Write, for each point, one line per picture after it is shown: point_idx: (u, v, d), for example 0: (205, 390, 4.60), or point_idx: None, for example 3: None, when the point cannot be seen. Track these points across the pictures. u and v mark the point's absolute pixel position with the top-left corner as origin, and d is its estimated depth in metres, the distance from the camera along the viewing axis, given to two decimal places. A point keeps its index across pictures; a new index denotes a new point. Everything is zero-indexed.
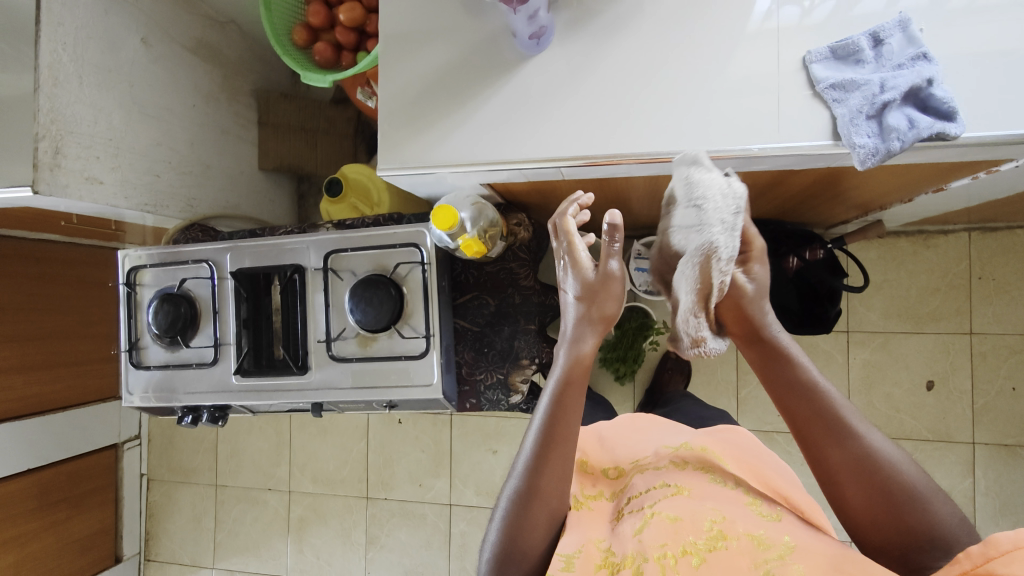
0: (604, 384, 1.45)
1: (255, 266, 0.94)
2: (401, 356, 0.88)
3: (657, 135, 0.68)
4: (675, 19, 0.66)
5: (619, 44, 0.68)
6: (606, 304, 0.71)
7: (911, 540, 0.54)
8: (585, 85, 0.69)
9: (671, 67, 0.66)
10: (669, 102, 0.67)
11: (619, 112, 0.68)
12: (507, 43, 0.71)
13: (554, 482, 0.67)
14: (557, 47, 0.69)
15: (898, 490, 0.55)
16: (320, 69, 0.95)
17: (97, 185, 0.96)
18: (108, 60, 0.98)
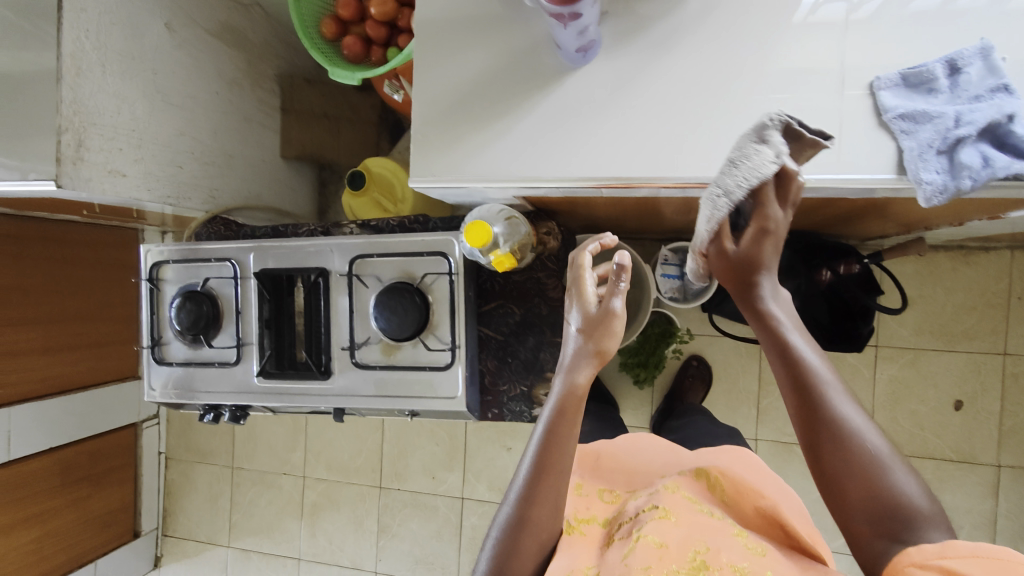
0: (621, 389, 1.43)
1: (278, 267, 0.92)
2: (426, 366, 0.87)
3: (704, 159, 0.64)
4: (730, 36, 0.62)
5: (668, 61, 0.64)
6: (607, 342, 0.69)
7: (886, 520, 0.54)
8: (630, 103, 0.65)
9: (724, 88, 0.63)
10: (718, 125, 0.63)
11: (664, 133, 0.65)
12: (552, 54, 0.67)
13: (544, 514, 0.67)
14: (605, 61, 0.65)
15: (874, 463, 0.55)
16: (349, 65, 0.91)
17: (119, 178, 0.95)
18: (131, 47, 0.95)
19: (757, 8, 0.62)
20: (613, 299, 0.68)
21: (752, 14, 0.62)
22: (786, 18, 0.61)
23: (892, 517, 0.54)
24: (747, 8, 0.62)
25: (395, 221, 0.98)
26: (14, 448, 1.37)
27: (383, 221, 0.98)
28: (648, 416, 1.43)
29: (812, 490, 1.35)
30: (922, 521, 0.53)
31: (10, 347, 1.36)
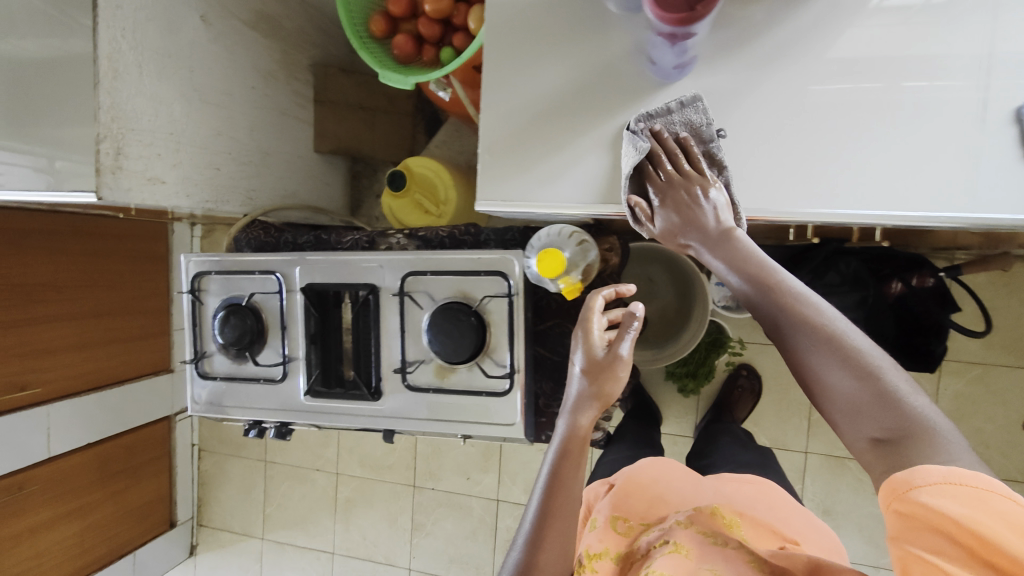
0: (665, 396, 1.39)
1: (326, 282, 0.88)
2: (482, 391, 0.83)
3: (811, 194, 0.62)
4: (838, 63, 0.60)
5: (769, 87, 0.62)
6: (609, 385, 0.69)
7: (866, 416, 0.51)
8: (727, 130, 0.63)
9: (835, 116, 0.61)
10: (823, 157, 0.61)
11: (769, 165, 0.63)
12: (642, 71, 0.64)
13: (554, 556, 0.65)
14: (697, 80, 0.63)
15: (835, 355, 0.53)
16: (399, 66, 0.85)
17: (159, 185, 0.90)
18: (168, 44, 0.89)
19: (874, 26, 0.59)
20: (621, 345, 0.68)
21: (863, 39, 0.59)
22: (897, 46, 0.59)
23: (876, 410, 0.50)
24: (858, 32, 0.59)
25: (444, 231, 0.93)
26: (53, 445, 1.37)
27: (432, 232, 0.94)
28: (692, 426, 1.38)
29: (864, 506, 1.30)
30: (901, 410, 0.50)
31: (45, 345, 1.34)
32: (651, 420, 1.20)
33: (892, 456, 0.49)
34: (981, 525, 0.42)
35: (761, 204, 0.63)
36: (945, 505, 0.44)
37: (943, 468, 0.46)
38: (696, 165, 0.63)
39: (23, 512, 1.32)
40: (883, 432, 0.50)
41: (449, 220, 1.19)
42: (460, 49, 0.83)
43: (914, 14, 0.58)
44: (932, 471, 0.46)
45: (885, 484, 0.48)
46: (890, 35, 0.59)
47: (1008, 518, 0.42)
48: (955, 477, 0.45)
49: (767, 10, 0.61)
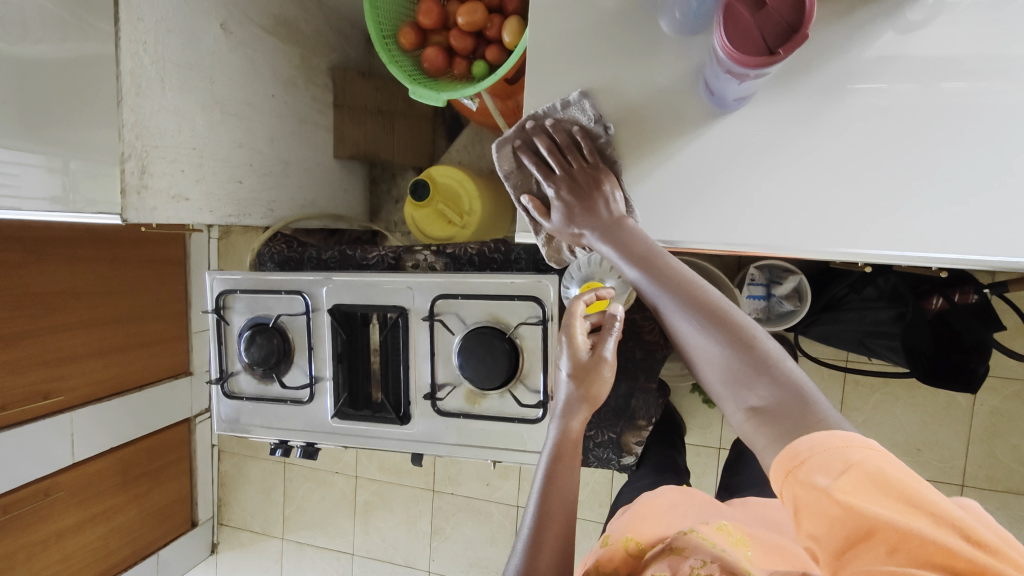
0: (689, 406, 1.37)
1: (354, 304, 0.86)
2: (515, 419, 0.81)
3: (875, 230, 0.59)
4: (907, 94, 0.57)
5: (833, 118, 0.59)
6: (595, 385, 0.67)
7: (744, 385, 0.53)
8: (784, 162, 0.60)
9: (897, 150, 0.58)
10: (889, 192, 0.58)
11: (829, 199, 0.60)
12: (696, 98, 0.62)
13: (555, 562, 0.60)
14: (755, 108, 0.60)
15: (710, 328, 0.56)
16: (430, 80, 0.81)
17: (183, 203, 0.88)
18: (189, 55, 0.86)
19: (945, 57, 0.56)
20: (606, 348, 0.68)
21: (934, 69, 0.56)
22: (968, 78, 0.56)
23: (750, 379, 0.53)
24: (930, 63, 0.56)
25: (473, 249, 0.91)
26: (77, 451, 1.37)
27: (460, 249, 0.92)
28: (717, 437, 1.36)
29: None
30: (771, 379, 0.52)
31: (66, 352, 1.33)
32: (673, 421, 1.26)
33: (766, 424, 0.50)
34: (849, 490, 0.42)
35: (821, 240, 0.60)
36: (817, 479, 0.44)
37: (809, 439, 0.46)
38: (585, 157, 0.66)
39: (50, 516, 1.33)
40: (762, 404, 0.52)
41: (473, 231, 1.16)
42: (494, 63, 0.80)
43: (988, 43, 0.55)
44: (803, 443, 0.46)
45: (774, 463, 0.48)
46: (963, 67, 0.56)
47: (872, 475, 0.42)
48: (821, 446, 0.45)
49: (834, 35, 0.58)
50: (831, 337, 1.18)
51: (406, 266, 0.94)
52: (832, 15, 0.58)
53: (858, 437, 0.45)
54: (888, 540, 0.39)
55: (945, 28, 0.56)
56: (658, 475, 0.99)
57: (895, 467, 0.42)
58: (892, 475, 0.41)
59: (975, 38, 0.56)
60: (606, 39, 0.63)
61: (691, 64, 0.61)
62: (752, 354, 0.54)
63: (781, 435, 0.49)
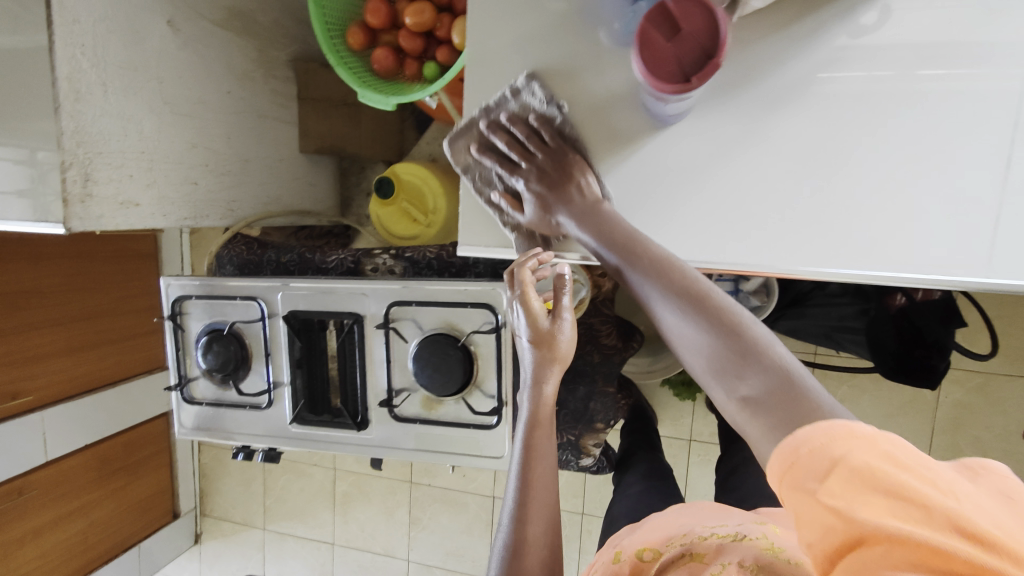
0: (660, 399, 1.38)
1: (309, 311, 0.85)
2: (470, 425, 0.81)
3: (816, 249, 0.58)
4: (849, 108, 0.56)
5: (773, 136, 0.58)
6: (559, 343, 0.63)
7: (732, 377, 0.46)
8: (720, 175, 0.59)
9: (837, 166, 0.57)
10: (830, 211, 0.57)
11: (769, 217, 0.59)
12: (635, 111, 0.61)
13: (542, 528, 0.60)
14: (695, 125, 0.59)
15: (688, 312, 0.51)
16: (380, 82, 0.79)
17: (133, 208, 0.86)
18: (132, 56, 0.84)
19: (886, 70, 0.54)
20: (565, 310, 0.63)
21: (875, 86, 0.55)
22: (914, 95, 0.54)
23: (737, 368, 0.46)
24: (873, 80, 0.55)
25: (432, 253, 0.90)
26: (50, 450, 1.37)
27: (419, 253, 0.91)
28: (687, 429, 1.37)
29: None
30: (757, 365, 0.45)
31: (33, 352, 1.32)
32: (643, 415, 1.27)
33: (756, 416, 0.43)
34: (834, 494, 0.35)
35: (762, 259, 0.60)
36: (810, 486, 0.36)
37: (797, 431, 0.39)
38: (544, 144, 0.64)
39: (25, 514, 1.33)
40: (750, 392, 0.45)
41: (439, 229, 1.14)
42: (445, 64, 0.78)
43: (932, 57, 0.53)
44: (793, 438, 0.39)
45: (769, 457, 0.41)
46: (907, 84, 0.54)
47: (860, 474, 0.34)
48: (803, 442, 0.38)
49: (772, 50, 0.57)
50: (798, 331, 1.18)
51: (365, 269, 0.93)
52: (773, 29, 0.57)
53: (845, 425, 0.37)
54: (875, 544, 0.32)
55: (888, 44, 0.54)
56: (648, 481, 1.00)
57: (887, 455, 0.35)
58: (880, 469, 0.34)
59: (920, 53, 0.53)
60: (545, 49, 0.62)
61: (631, 77, 0.60)
62: (736, 339, 0.47)
63: (778, 422, 0.41)
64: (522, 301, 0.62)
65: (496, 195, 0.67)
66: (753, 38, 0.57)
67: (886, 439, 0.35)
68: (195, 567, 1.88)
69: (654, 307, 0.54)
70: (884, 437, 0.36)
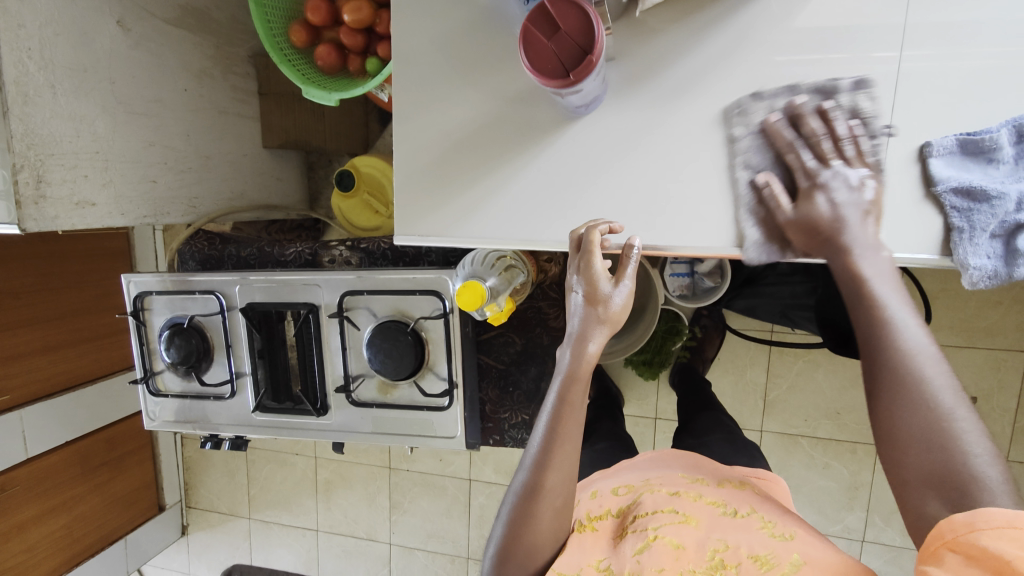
0: (626, 379, 1.42)
1: (266, 302, 0.88)
2: (423, 408, 0.85)
3: (725, 230, 0.62)
4: (747, 96, 0.59)
5: (680, 124, 0.61)
6: (613, 304, 0.59)
7: (946, 487, 0.46)
8: (633, 160, 0.63)
9: (737, 150, 0.60)
10: (740, 194, 0.61)
11: (684, 204, 0.62)
12: (550, 103, 0.64)
13: (561, 478, 0.62)
14: (607, 116, 0.63)
15: (927, 413, 0.47)
16: (323, 78, 0.82)
17: (89, 208, 0.88)
18: (81, 58, 0.85)
19: (778, 61, 0.58)
20: (628, 276, 0.60)
21: (769, 76, 0.59)
22: (802, 84, 0.58)
23: (955, 485, 0.45)
24: (766, 72, 0.59)
25: (386, 244, 0.93)
26: (30, 447, 1.40)
27: (374, 244, 0.94)
28: (652, 407, 1.42)
29: (815, 480, 1.34)
30: (982, 488, 0.44)
31: (9, 352, 1.34)
32: (610, 393, 1.30)
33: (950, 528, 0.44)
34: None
35: (679, 236, 0.63)
36: (1006, 550, 0.41)
37: (1008, 511, 0.42)
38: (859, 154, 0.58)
39: (9, 510, 1.36)
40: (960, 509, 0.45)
41: None
42: (386, 59, 0.80)
43: (819, 47, 0.57)
44: (995, 513, 0.42)
45: (948, 519, 0.45)
46: (801, 70, 0.58)
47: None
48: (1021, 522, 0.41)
49: (672, 42, 0.60)
50: (754, 309, 1.23)
51: (323, 261, 0.96)
52: (678, 22, 0.60)
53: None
54: None
55: (776, 36, 0.58)
56: (603, 446, 1.04)
57: None
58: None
59: (808, 42, 0.57)
60: (471, 45, 0.65)
61: None
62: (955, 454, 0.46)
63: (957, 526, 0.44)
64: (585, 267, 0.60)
65: (751, 183, 0.60)
66: (655, 30, 0.60)
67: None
68: (184, 557, 1.92)
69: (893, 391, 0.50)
70: None
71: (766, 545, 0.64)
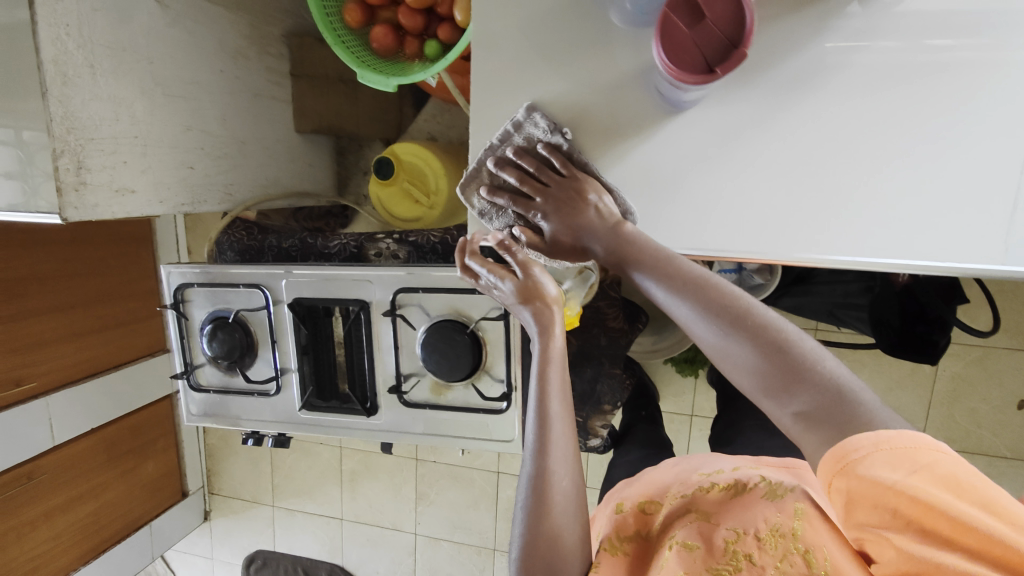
0: (662, 375, 1.39)
1: (315, 298, 0.84)
2: (481, 411, 0.82)
3: (829, 234, 0.58)
4: (865, 92, 0.55)
5: (793, 123, 0.57)
6: (542, 288, 0.65)
7: (782, 391, 0.51)
8: (740, 163, 0.59)
9: (855, 153, 0.56)
10: (851, 198, 0.57)
11: (785, 206, 0.59)
12: (648, 98, 0.60)
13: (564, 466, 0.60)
14: (710, 110, 0.58)
15: (737, 336, 0.54)
16: (379, 62, 0.77)
17: (129, 196, 0.84)
18: (120, 35, 0.81)
19: (909, 51, 0.53)
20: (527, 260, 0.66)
21: (895, 68, 0.54)
22: (933, 78, 0.53)
23: (788, 386, 0.51)
24: (892, 64, 0.54)
25: (436, 237, 0.89)
26: (57, 434, 1.38)
27: (423, 237, 0.90)
28: (689, 404, 1.38)
29: None
30: (805, 377, 0.50)
31: (35, 339, 1.31)
32: (649, 390, 1.27)
33: (810, 428, 0.49)
34: (916, 487, 0.41)
35: (780, 241, 0.59)
36: (883, 474, 0.42)
37: (875, 434, 0.45)
38: (563, 169, 0.66)
39: (36, 498, 1.35)
40: (802, 409, 0.50)
41: (441, 211, 1.12)
42: (447, 42, 0.76)
43: (953, 37, 0.52)
44: (864, 439, 0.45)
45: (825, 452, 0.47)
46: (937, 60, 0.53)
47: (944, 477, 0.41)
48: (887, 441, 0.44)
49: (786, 32, 0.55)
50: (801, 309, 1.17)
51: (369, 254, 0.92)
52: (792, 8, 0.55)
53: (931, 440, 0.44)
54: (928, 525, 0.41)
55: (906, 25, 0.53)
56: (646, 449, 1.01)
57: (961, 467, 0.42)
58: (965, 479, 0.41)
59: (942, 31, 0.52)
60: (554, 31, 0.60)
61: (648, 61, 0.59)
62: (778, 355, 0.52)
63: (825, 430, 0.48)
64: (490, 272, 0.66)
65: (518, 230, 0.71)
66: (765, 19, 0.56)
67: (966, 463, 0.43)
68: (206, 542, 1.92)
69: (700, 328, 0.57)
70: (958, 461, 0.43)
71: (774, 519, 0.60)
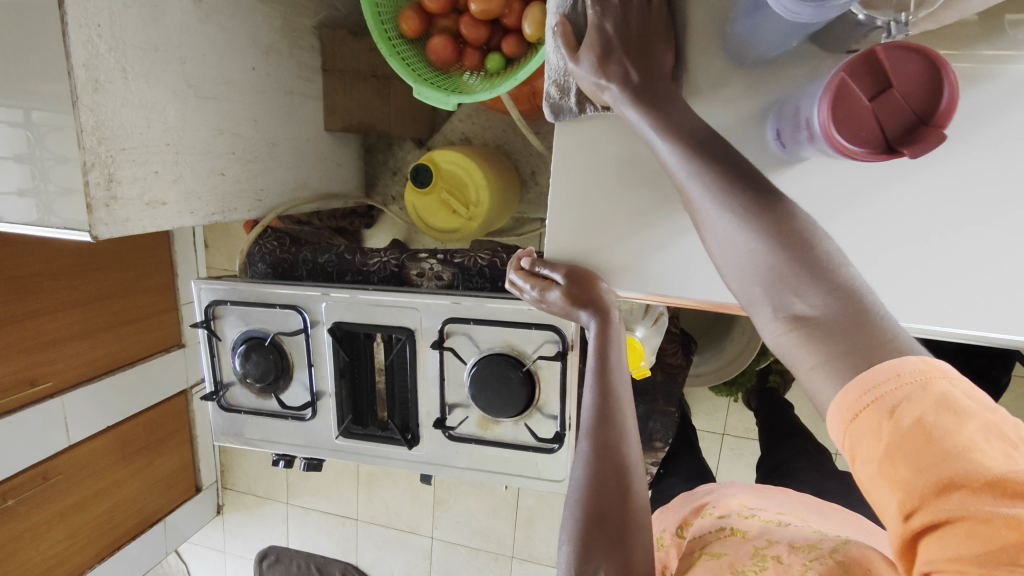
0: (694, 393, 1.35)
1: (356, 323, 0.80)
2: (531, 449, 0.78)
3: (930, 304, 0.55)
4: (1005, 155, 0.50)
5: (921, 185, 0.52)
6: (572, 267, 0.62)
7: (788, 285, 0.42)
8: (856, 225, 0.54)
9: (985, 219, 0.52)
10: (976, 270, 0.53)
11: (898, 271, 0.54)
12: (748, 142, 0.54)
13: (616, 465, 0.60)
14: (828, 168, 0.53)
15: (736, 221, 0.44)
16: (436, 74, 0.73)
17: (159, 208, 0.79)
18: (152, 35, 0.74)
19: None
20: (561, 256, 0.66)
21: None
22: None
23: (801, 279, 0.42)
24: None
25: (484, 260, 0.84)
26: (73, 433, 1.34)
27: (470, 260, 0.84)
28: (721, 423, 1.34)
29: None
30: (824, 277, 0.41)
31: (50, 336, 1.27)
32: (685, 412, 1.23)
33: (816, 340, 0.40)
34: (890, 456, 0.34)
35: None
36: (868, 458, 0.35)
37: (895, 367, 0.36)
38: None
39: (51, 499, 1.32)
40: (808, 310, 0.41)
41: (480, 222, 1.06)
42: (511, 57, 0.72)
43: None
44: (880, 373, 0.36)
45: (832, 406, 0.38)
46: None
47: (913, 432, 0.33)
48: (861, 406, 0.36)
49: None
50: None
51: (411, 274, 0.87)
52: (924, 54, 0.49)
53: (890, 368, 0.36)
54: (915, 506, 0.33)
55: None
56: (690, 482, 0.97)
57: (935, 408, 0.33)
58: (933, 425, 0.33)
59: None
60: None
61: (755, 103, 0.53)
62: (799, 249, 0.42)
63: (842, 354, 0.39)
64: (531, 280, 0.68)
65: (558, 20, 0.55)
66: None
67: (939, 376, 0.34)
68: (219, 536, 1.91)
69: (701, 212, 0.47)
70: (939, 382, 0.34)
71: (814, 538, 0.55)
